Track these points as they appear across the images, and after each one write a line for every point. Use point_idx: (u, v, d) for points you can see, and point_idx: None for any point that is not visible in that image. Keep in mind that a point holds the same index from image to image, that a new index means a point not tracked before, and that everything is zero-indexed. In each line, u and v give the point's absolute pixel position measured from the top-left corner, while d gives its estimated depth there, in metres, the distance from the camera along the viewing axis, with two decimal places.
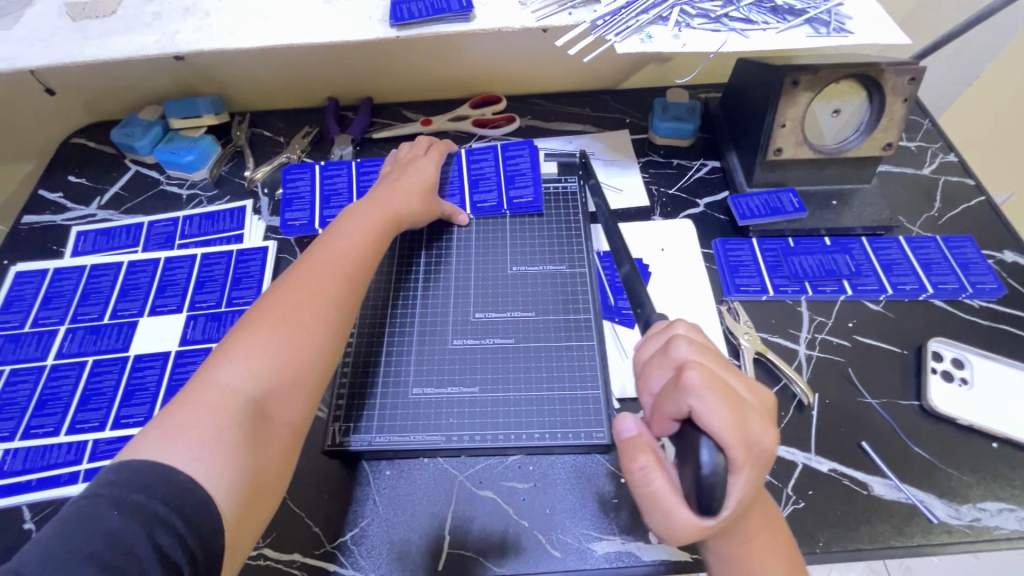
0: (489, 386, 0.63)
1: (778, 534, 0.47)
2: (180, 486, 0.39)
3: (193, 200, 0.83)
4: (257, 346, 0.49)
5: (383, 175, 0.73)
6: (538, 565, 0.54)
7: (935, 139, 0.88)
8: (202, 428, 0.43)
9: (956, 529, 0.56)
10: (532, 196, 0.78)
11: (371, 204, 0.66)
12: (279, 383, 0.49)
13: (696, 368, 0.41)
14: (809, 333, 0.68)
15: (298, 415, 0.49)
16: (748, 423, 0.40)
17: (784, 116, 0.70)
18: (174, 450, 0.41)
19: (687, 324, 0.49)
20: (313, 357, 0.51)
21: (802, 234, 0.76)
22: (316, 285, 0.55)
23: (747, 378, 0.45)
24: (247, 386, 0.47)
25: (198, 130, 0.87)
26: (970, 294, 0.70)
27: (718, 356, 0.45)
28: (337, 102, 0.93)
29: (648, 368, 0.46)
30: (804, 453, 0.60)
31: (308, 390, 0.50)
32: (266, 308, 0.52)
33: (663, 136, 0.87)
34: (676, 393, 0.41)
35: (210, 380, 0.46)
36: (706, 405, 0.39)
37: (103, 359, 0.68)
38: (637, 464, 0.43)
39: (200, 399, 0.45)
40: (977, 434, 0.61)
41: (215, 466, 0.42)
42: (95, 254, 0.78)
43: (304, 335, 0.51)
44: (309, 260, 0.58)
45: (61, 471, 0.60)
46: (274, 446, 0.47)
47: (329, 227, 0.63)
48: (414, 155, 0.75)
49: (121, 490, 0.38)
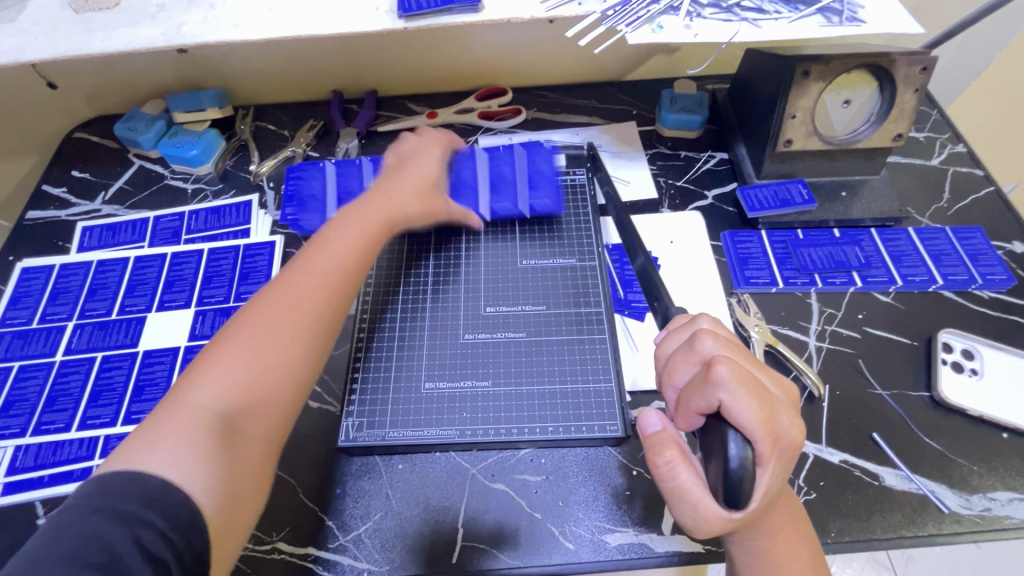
0: (501, 379, 0.63)
1: (799, 522, 0.47)
2: (158, 489, 0.39)
3: (198, 195, 0.83)
4: (235, 358, 0.48)
5: (383, 176, 0.70)
6: (550, 557, 0.55)
7: (944, 130, 0.87)
8: (179, 440, 0.43)
9: (966, 518, 0.56)
10: (535, 191, 0.78)
11: (359, 208, 0.63)
12: (256, 393, 0.48)
13: (726, 362, 0.41)
14: (819, 325, 0.68)
15: (268, 427, 0.49)
16: (777, 418, 0.40)
17: (794, 107, 0.69)
18: (150, 461, 0.41)
19: (710, 318, 0.49)
20: (296, 366, 0.51)
21: (811, 226, 0.75)
22: (300, 297, 0.54)
23: (772, 373, 0.46)
24: (223, 399, 0.46)
25: (202, 124, 0.86)
26: (980, 285, 0.70)
27: (745, 352, 0.45)
28: (342, 95, 0.92)
29: (672, 362, 0.46)
30: (814, 444, 0.60)
31: (281, 402, 0.50)
32: (252, 319, 0.51)
33: (671, 128, 0.86)
34: (705, 387, 0.41)
35: (190, 395, 0.46)
36: (737, 398, 0.39)
37: (111, 355, 0.68)
38: (663, 458, 0.43)
39: (173, 412, 0.44)
40: (987, 424, 0.61)
41: (192, 467, 0.42)
42: (101, 249, 0.77)
43: (285, 348, 0.51)
44: (295, 269, 0.56)
45: (73, 467, 0.60)
46: (252, 456, 0.46)
47: (323, 231, 0.61)
48: (413, 155, 0.71)
49: (99, 499, 0.38)
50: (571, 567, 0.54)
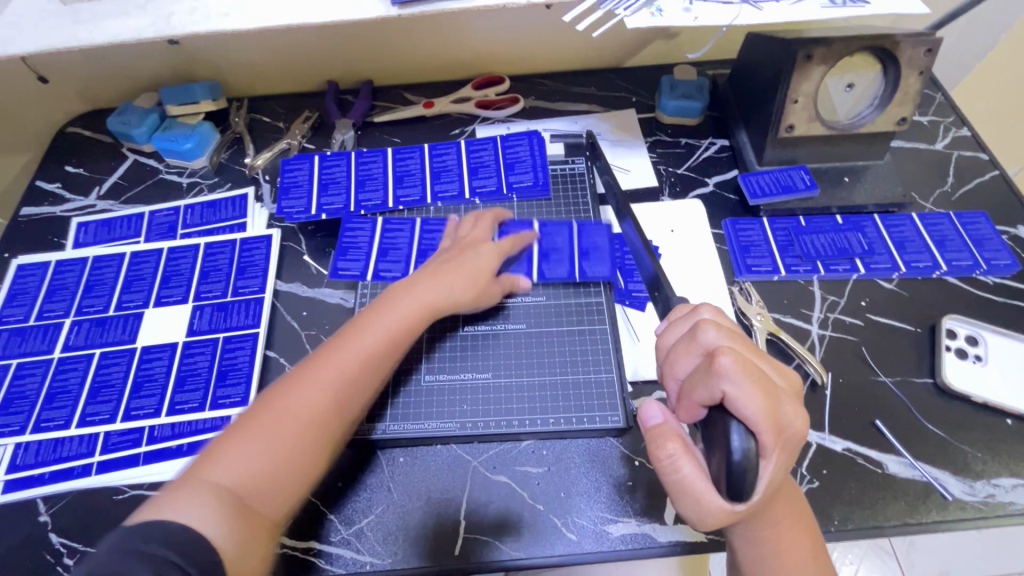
0: (501, 372, 0.63)
1: (801, 509, 0.47)
2: (176, 536, 0.38)
3: (194, 188, 0.82)
4: (276, 430, 0.47)
5: (442, 250, 0.65)
6: (553, 547, 0.54)
7: (948, 114, 0.86)
8: (198, 507, 0.41)
9: (970, 505, 0.56)
10: (534, 180, 0.77)
11: (412, 283, 0.59)
12: (278, 479, 0.46)
13: (729, 353, 0.40)
14: (821, 313, 0.68)
15: (286, 507, 0.46)
16: (781, 408, 0.40)
17: (796, 91, 0.68)
18: (175, 514, 0.40)
19: (712, 307, 0.48)
20: (321, 454, 0.48)
21: (813, 212, 0.75)
22: (332, 384, 0.50)
23: (773, 361, 0.45)
24: (245, 477, 0.44)
25: (195, 116, 0.85)
26: (985, 271, 0.69)
27: (748, 343, 0.44)
28: (337, 85, 0.91)
29: (673, 353, 0.45)
30: (817, 432, 0.60)
31: (300, 486, 0.47)
32: (284, 394, 0.49)
33: (670, 115, 0.85)
34: (708, 378, 0.40)
35: (215, 466, 0.44)
36: (741, 390, 0.39)
37: (109, 352, 0.67)
38: (666, 451, 0.43)
39: (201, 477, 0.43)
40: (991, 410, 0.61)
41: (218, 518, 0.41)
42: (97, 245, 0.77)
43: (312, 434, 0.48)
44: (335, 347, 0.53)
45: (74, 463, 0.60)
46: (266, 536, 0.44)
47: (374, 303, 0.58)
48: (478, 235, 0.66)
49: (122, 543, 0.37)
50: (573, 558, 0.54)
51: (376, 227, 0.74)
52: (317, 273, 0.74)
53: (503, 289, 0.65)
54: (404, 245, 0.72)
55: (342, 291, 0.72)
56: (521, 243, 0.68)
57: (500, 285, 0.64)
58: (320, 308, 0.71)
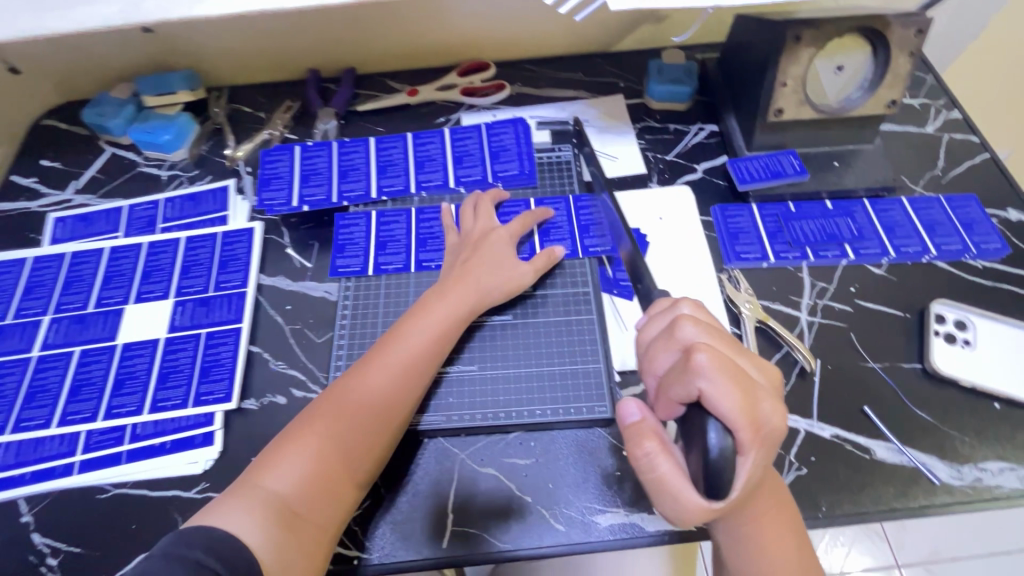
0: (488, 363, 0.63)
1: (783, 503, 0.46)
2: (219, 540, 0.44)
3: (174, 181, 0.80)
4: (312, 441, 0.51)
5: (455, 251, 0.67)
6: (542, 539, 0.54)
7: (939, 96, 0.85)
8: (249, 516, 0.47)
9: (957, 489, 0.56)
10: (519, 169, 0.76)
11: (437, 294, 0.62)
12: (325, 489, 0.50)
13: (705, 350, 0.40)
14: (811, 299, 0.67)
15: (333, 513, 0.50)
16: (759, 406, 0.40)
17: (785, 74, 0.67)
18: (225, 519, 0.46)
19: (691, 301, 0.47)
20: (364, 463, 0.53)
21: (803, 197, 0.74)
22: (367, 397, 0.54)
23: (752, 357, 0.44)
24: (293, 487, 0.49)
25: (173, 107, 0.83)
26: (974, 255, 0.69)
27: (727, 339, 0.43)
28: (319, 73, 0.89)
29: (652, 350, 0.45)
30: (806, 420, 0.60)
31: (345, 494, 0.51)
32: (325, 410, 0.53)
33: (659, 101, 0.84)
34: (684, 376, 0.40)
35: (266, 477, 0.50)
36: (717, 387, 0.38)
37: (89, 350, 0.66)
38: (643, 449, 0.42)
39: (251, 486, 0.49)
40: (980, 394, 0.61)
41: (261, 526, 0.46)
42: (75, 241, 0.75)
43: (353, 445, 0.52)
44: (369, 362, 0.57)
45: (55, 463, 0.59)
46: (315, 539, 0.49)
47: (403, 317, 0.61)
48: (485, 229, 0.68)
49: (167, 548, 0.42)
50: (562, 548, 0.54)
51: (371, 221, 0.73)
52: (300, 266, 0.72)
53: (533, 271, 0.65)
54: (403, 236, 0.72)
55: (327, 284, 0.71)
56: (537, 220, 0.70)
57: (526, 268, 0.65)
58: (304, 301, 0.70)
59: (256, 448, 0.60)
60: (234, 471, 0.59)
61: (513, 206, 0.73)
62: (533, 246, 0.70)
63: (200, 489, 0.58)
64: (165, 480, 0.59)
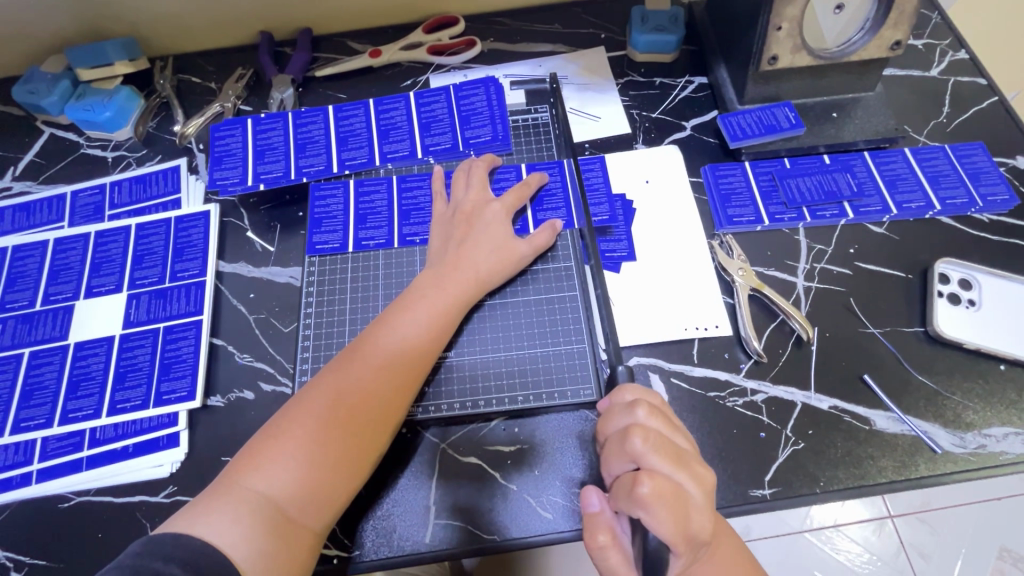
0: (465, 349, 0.59)
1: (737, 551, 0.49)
2: (196, 551, 0.40)
3: (120, 163, 0.74)
4: (301, 439, 0.47)
5: (447, 224, 0.62)
6: (529, 529, 0.52)
7: (945, 36, 0.79)
8: (234, 522, 0.42)
9: (960, 457, 0.54)
10: (492, 134, 0.70)
11: (432, 277, 0.58)
12: (317, 489, 0.46)
13: (648, 480, 0.41)
14: (807, 264, 0.63)
15: (326, 515, 0.46)
16: (691, 525, 0.41)
17: (780, 17, 0.60)
18: (205, 527, 0.42)
19: (650, 404, 0.47)
20: (360, 460, 0.48)
21: (798, 153, 0.69)
22: (363, 387, 0.50)
23: (699, 464, 0.45)
24: (282, 487, 0.45)
25: (113, 81, 0.76)
26: (981, 208, 0.65)
27: (674, 452, 0.44)
28: (272, 36, 0.81)
29: (608, 453, 0.46)
30: (803, 391, 0.57)
31: (341, 494, 0.47)
32: (316, 401, 0.49)
33: (643, 52, 0.77)
34: (626, 498, 0.42)
35: (251, 476, 0.45)
36: (653, 517, 0.40)
37: (40, 351, 0.62)
38: (596, 542, 0.45)
39: (234, 492, 0.44)
40: (985, 356, 0.58)
41: (248, 536, 0.42)
42: (17, 233, 0.69)
43: (349, 441, 0.48)
44: (364, 350, 0.52)
45: (11, 474, 0.56)
46: (305, 544, 0.44)
47: (396, 301, 0.57)
48: (477, 200, 0.63)
49: (138, 558, 0.38)
50: (550, 537, 0.52)
51: (349, 190, 0.68)
52: (262, 250, 0.67)
53: (531, 250, 0.61)
54: (385, 208, 0.67)
55: (292, 268, 0.66)
56: (532, 191, 0.64)
57: (526, 247, 0.61)
58: (269, 288, 0.65)
59: (226, 448, 0.57)
60: (203, 473, 0.56)
61: (505, 173, 0.67)
62: (528, 222, 0.64)
63: (168, 493, 0.55)
64: (130, 486, 0.55)
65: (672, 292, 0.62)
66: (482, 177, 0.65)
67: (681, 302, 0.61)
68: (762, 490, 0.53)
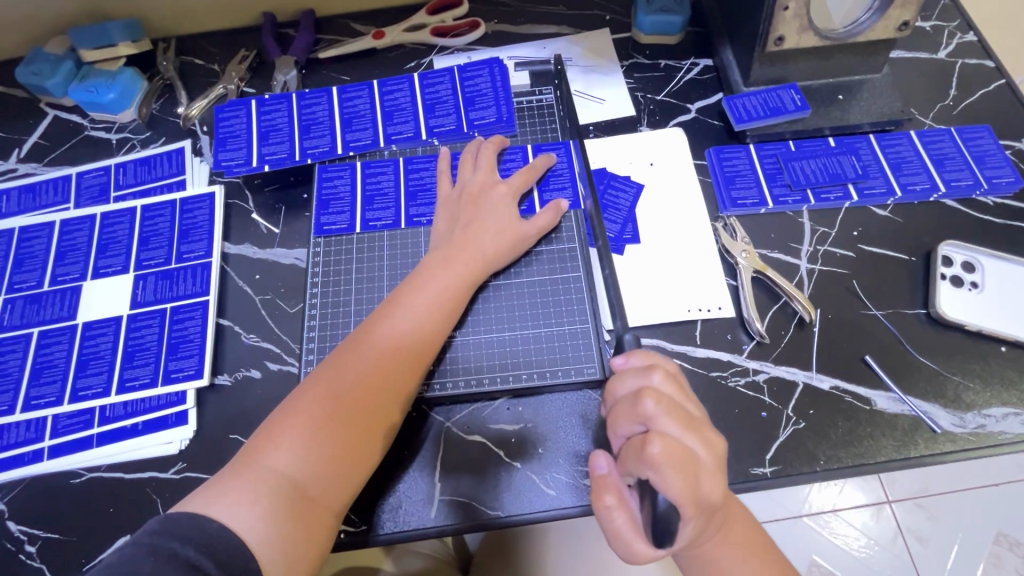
0: (470, 329, 0.59)
1: (752, 538, 0.50)
2: (213, 534, 0.41)
3: (124, 145, 0.74)
4: (317, 421, 0.47)
5: (453, 207, 0.62)
6: (534, 503, 0.53)
7: (953, 17, 0.78)
8: (252, 502, 0.43)
9: (959, 437, 0.54)
10: (497, 115, 0.70)
11: (441, 257, 0.58)
12: (334, 472, 0.46)
13: (659, 440, 0.42)
14: (811, 246, 0.63)
15: (342, 495, 0.47)
16: (699, 486, 0.42)
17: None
18: (222, 508, 0.43)
19: (665, 371, 0.48)
20: (374, 442, 0.49)
21: (803, 136, 0.69)
22: (375, 371, 0.50)
23: (707, 432, 0.45)
24: (300, 468, 0.45)
25: (116, 62, 0.76)
26: (985, 191, 0.65)
27: (686, 417, 0.44)
28: (274, 17, 0.81)
29: (617, 415, 0.46)
30: (804, 371, 0.57)
31: (356, 477, 0.48)
32: (329, 382, 0.49)
33: (648, 34, 0.76)
34: (637, 458, 0.42)
35: (269, 456, 0.46)
36: (663, 478, 0.41)
37: (49, 330, 0.63)
38: (603, 502, 0.45)
39: (251, 473, 0.45)
40: (986, 338, 0.58)
41: (267, 517, 0.43)
42: (23, 214, 0.70)
43: (364, 423, 0.48)
44: (374, 333, 0.52)
45: (23, 450, 0.57)
46: (324, 523, 0.45)
47: (405, 282, 0.57)
48: (485, 182, 0.63)
49: (155, 538, 0.39)
50: (555, 513, 0.52)
51: (356, 172, 0.68)
52: (267, 232, 0.68)
53: (536, 230, 0.61)
54: (391, 189, 0.67)
55: (297, 250, 0.66)
56: (538, 173, 0.64)
57: (530, 228, 0.61)
58: (274, 269, 0.65)
59: (234, 426, 0.58)
60: (212, 449, 0.57)
61: (512, 156, 0.67)
62: (534, 203, 0.65)
63: (177, 470, 0.56)
64: (140, 462, 0.56)
65: (674, 275, 0.62)
66: (486, 159, 0.65)
67: (685, 283, 0.62)
68: (762, 468, 0.53)
